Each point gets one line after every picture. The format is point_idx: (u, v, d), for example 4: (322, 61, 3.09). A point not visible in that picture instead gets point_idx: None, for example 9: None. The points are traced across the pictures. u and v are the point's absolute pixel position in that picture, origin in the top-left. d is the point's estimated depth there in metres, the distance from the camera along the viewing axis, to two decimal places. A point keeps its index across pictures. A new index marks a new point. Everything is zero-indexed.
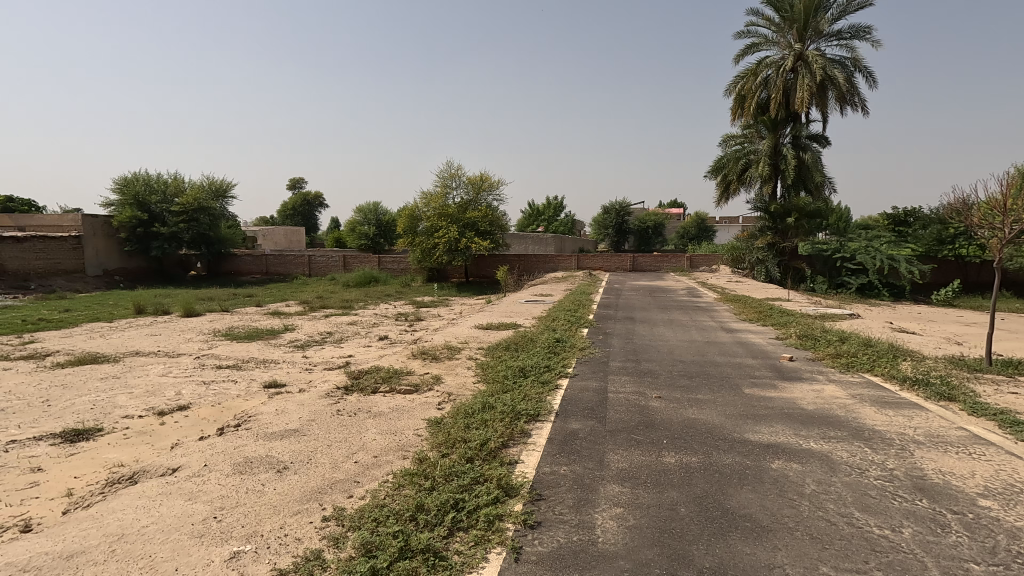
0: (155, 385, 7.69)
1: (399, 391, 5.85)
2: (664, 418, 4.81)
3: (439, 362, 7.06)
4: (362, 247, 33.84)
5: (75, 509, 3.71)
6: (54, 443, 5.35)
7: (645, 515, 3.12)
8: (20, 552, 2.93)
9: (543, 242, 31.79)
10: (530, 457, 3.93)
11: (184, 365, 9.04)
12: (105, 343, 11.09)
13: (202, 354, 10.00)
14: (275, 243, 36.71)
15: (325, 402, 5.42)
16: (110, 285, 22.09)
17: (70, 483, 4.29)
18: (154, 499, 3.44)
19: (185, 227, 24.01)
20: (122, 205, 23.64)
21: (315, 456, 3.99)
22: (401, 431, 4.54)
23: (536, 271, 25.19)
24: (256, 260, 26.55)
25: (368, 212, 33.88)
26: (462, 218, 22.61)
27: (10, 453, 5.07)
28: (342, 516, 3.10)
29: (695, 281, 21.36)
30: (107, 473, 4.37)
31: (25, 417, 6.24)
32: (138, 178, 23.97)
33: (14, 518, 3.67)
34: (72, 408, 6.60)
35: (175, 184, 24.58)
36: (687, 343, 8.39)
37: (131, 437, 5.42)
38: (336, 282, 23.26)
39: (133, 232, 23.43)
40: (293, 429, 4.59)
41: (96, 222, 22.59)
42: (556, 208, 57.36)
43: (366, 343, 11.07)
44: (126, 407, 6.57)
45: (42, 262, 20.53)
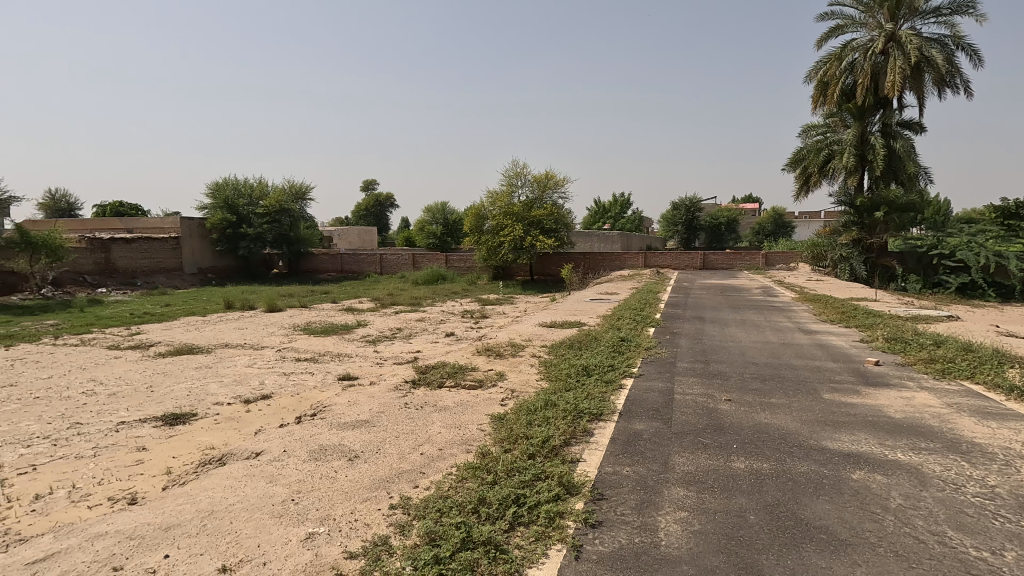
0: (241, 375, 8.30)
1: (464, 386, 5.98)
2: (734, 421, 4.63)
3: (503, 360, 7.14)
4: (431, 246, 34.76)
5: (173, 486, 4.10)
6: (156, 425, 5.91)
7: (711, 521, 3.01)
8: (128, 521, 3.27)
9: (610, 240, 31.29)
10: (592, 457, 3.90)
11: (267, 357, 9.69)
12: (199, 335, 12.12)
13: (283, 347, 10.67)
14: (350, 242, 38.56)
15: (394, 395, 5.62)
16: (204, 282, 24.08)
17: (168, 463, 4.71)
18: (240, 479, 3.71)
19: (268, 228, 25.64)
20: (214, 209, 25.62)
21: (384, 446, 4.16)
22: (465, 425, 4.65)
23: (602, 268, 24.91)
24: (331, 259, 27.83)
25: (436, 211, 34.69)
26: (528, 216, 22.64)
27: (120, 433, 5.66)
28: (408, 506, 3.21)
29: (770, 279, 20.31)
30: (199, 455, 4.77)
31: (132, 401, 6.95)
32: (228, 183, 25.89)
33: (122, 493, 4.10)
34: (171, 394, 7.27)
35: (260, 188, 26.40)
36: (761, 344, 8.01)
37: (220, 422, 5.89)
38: (405, 280, 24.09)
39: (223, 233, 25.34)
40: (364, 419, 4.80)
41: (192, 224, 24.58)
42: (624, 205, 56.29)
43: (433, 339, 11.38)
44: (217, 395, 7.13)
45: (147, 261, 22.59)
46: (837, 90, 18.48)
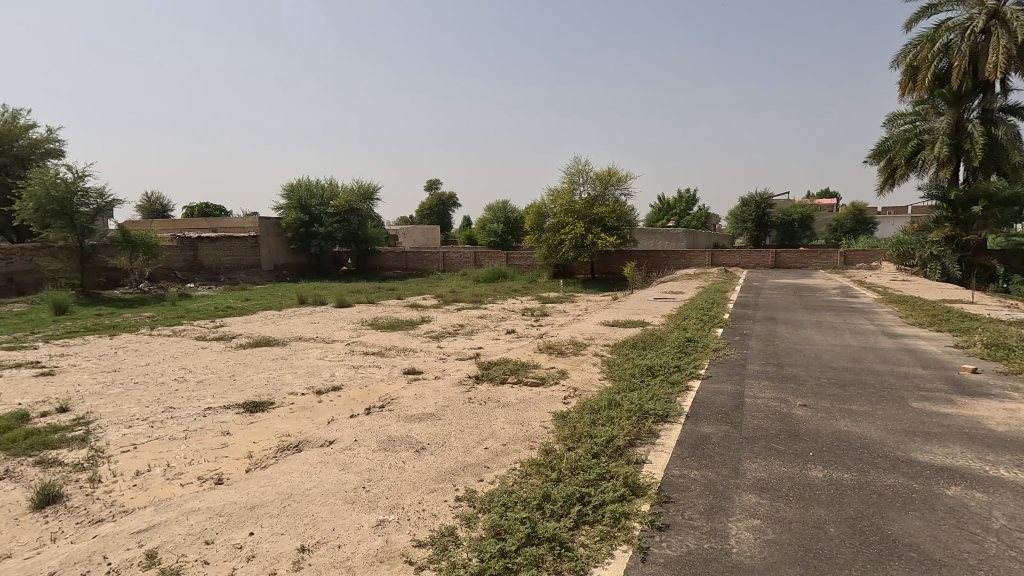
0: (314, 367, 8.73)
1: (526, 383, 6.01)
2: (810, 428, 4.39)
3: (566, 358, 7.12)
4: (492, 244, 35.12)
5: (254, 469, 4.38)
6: (239, 411, 6.33)
7: (787, 531, 2.87)
8: (217, 499, 3.52)
9: (675, 237, 30.45)
10: (658, 458, 3.82)
11: (337, 350, 10.14)
12: (276, 328, 12.86)
13: (352, 341, 11.13)
14: (414, 240, 39.62)
15: (458, 390, 5.74)
16: (279, 278, 25.50)
17: (249, 447, 5.04)
18: (315, 465, 3.90)
19: (338, 227, 26.78)
20: (289, 209, 27.04)
21: (449, 440, 4.25)
22: (528, 422, 4.68)
23: (666, 267, 24.32)
24: (397, 257, 28.70)
25: (498, 210, 35.02)
26: (589, 213, 22.41)
27: (207, 418, 6.10)
28: (473, 499, 3.27)
29: (849, 279, 19.07)
30: (277, 441, 5.06)
31: (217, 388, 7.47)
32: (302, 185, 27.24)
33: (209, 473, 4.43)
34: (251, 383, 7.76)
35: (330, 188, 27.60)
36: (840, 347, 7.55)
37: (296, 411, 6.22)
38: (467, 278, 24.48)
39: (297, 232, 26.71)
40: (430, 412, 4.93)
41: (270, 224, 26.07)
42: (689, 201, 54.59)
43: (494, 336, 11.50)
44: (292, 385, 7.54)
45: (229, 259, 24.21)
46: (928, 75, 17.10)
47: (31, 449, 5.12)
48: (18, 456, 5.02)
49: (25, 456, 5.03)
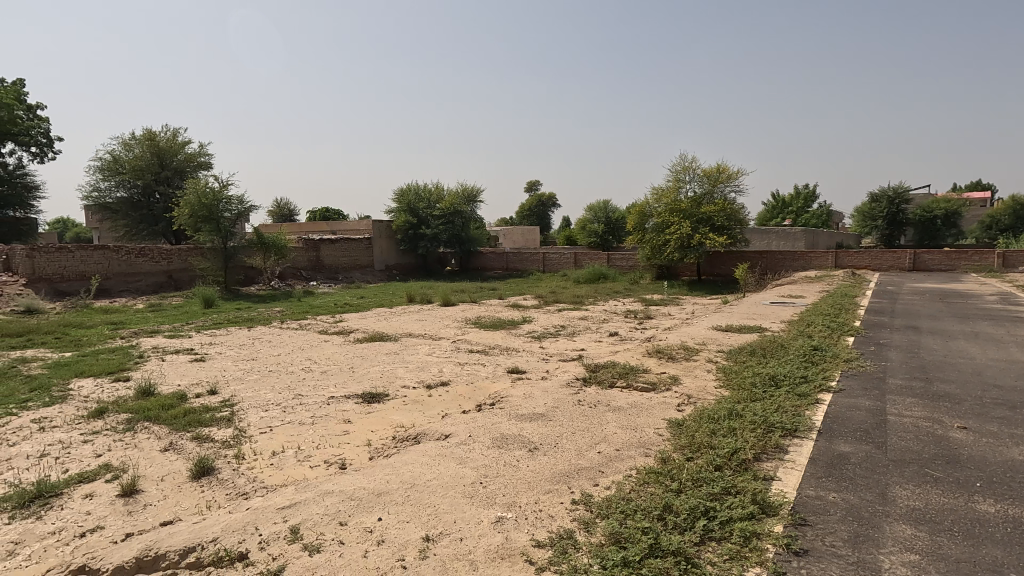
0: (423, 362, 9.14)
1: (636, 387, 5.84)
2: (974, 455, 3.83)
3: (677, 363, 6.83)
4: (592, 245, 34.72)
5: (373, 457, 4.66)
6: (358, 401, 6.77)
7: (955, 572, 2.51)
8: (347, 482, 3.76)
9: (791, 237, 28.20)
10: (789, 476, 3.53)
11: (444, 347, 10.55)
12: (388, 324, 13.66)
13: (458, 339, 11.52)
14: (514, 241, 40.24)
15: (566, 391, 5.72)
16: (389, 277, 27.08)
17: (368, 435, 5.37)
18: (434, 458, 4.06)
19: (443, 228, 27.89)
20: (399, 212, 28.62)
21: (561, 441, 4.23)
22: (641, 428, 4.53)
23: (782, 268, 22.60)
24: (498, 258, 29.29)
25: (598, 210, 34.63)
26: (696, 212, 21.42)
27: (331, 406, 6.59)
28: (590, 503, 3.22)
29: (1010, 284, 16.52)
30: (393, 432, 5.35)
31: (339, 379, 8.06)
32: (410, 189, 28.72)
33: (334, 458, 4.78)
34: (368, 375, 8.28)
35: (437, 192, 28.82)
36: (1005, 363, 6.53)
37: (409, 404, 6.54)
38: (567, 278, 24.42)
39: (406, 234, 28.22)
40: (540, 412, 4.95)
41: (382, 226, 27.77)
42: (808, 198, 50.35)
43: (597, 338, 11.35)
44: (404, 379, 7.95)
45: (346, 259, 26.11)
46: None
47: (189, 426, 5.84)
48: (178, 431, 5.74)
49: (184, 431, 5.73)
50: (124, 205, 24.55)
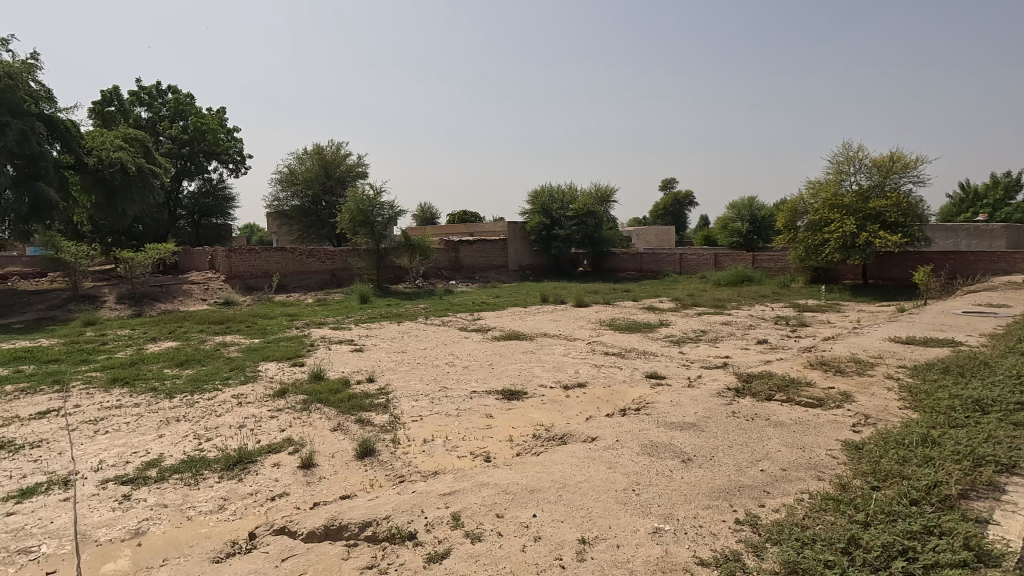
0: (560, 362, 9.18)
1: (799, 403, 5.30)
2: None
3: (847, 378, 6.08)
4: (735, 245, 32.42)
5: (517, 454, 4.76)
6: (499, 397, 6.99)
7: None
8: (500, 476, 3.89)
9: (988, 235, 23.78)
10: (1012, 521, 2.95)
11: (580, 348, 10.51)
12: (524, 324, 13.97)
13: (593, 340, 11.41)
14: (648, 242, 38.97)
15: (718, 402, 5.37)
16: (522, 278, 27.74)
17: (510, 431, 5.51)
18: (583, 460, 4.04)
19: (576, 229, 27.89)
20: (533, 214, 29.18)
21: (717, 455, 3.98)
22: (811, 447, 4.10)
23: (975, 272, 19.16)
24: (631, 258, 28.56)
25: (742, 207, 32.26)
26: (863, 208, 18.98)
27: (474, 400, 6.89)
28: (757, 525, 2.98)
29: None
30: (534, 430, 5.43)
31: (480, 375, 8.40)
32: (545, 191, 29.15)
33: (480, 450, 4.97)
34: (507, 372, 8.53)
35: (570, 193, 28.92)
36: None
37: (547, 403, 6.60)
38: (706, 281, 23.07)
39: (539, 235, 28.69)
40: (691, 422, 4.69)
41: (516, 228, 28.53)
42: (1010, 188, 42.13)
43: (744, 345, 10.53)
44: (542, 378, 8.05)
45: (482, 260, 27.25)
46: None
47: (353, 410, 6.46)
48: (344, 414, 6.37)
49: (349, 414, 6.35)
50: (297, 212, 28.01)
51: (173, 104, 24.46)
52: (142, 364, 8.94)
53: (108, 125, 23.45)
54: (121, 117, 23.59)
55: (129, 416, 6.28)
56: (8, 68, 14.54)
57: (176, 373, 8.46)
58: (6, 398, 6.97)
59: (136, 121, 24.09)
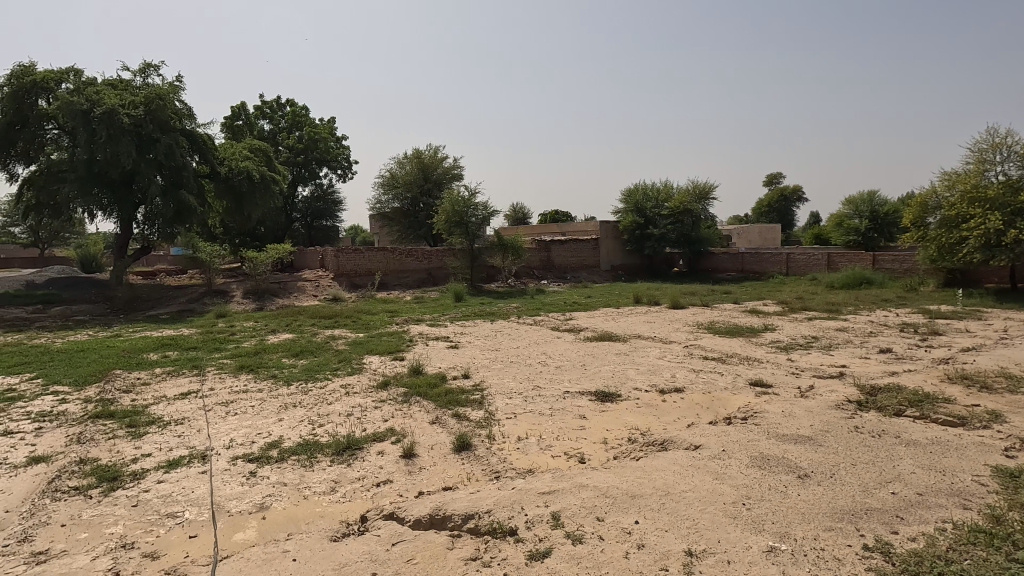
0: (655, 365, 8.90)
1: (935, 421, 4.73)
2: None
3: (996, 396, 5.33)
4: (850, 244, 29.70)
5: (613, 457, 4.67)
6: (592, 398, 6.91)
7: None
8: (599, 479, 3.83)
9: None
10: None
11: (676, 351, 10.12)
12: (616, 325, 13.71)
13: (691, 343, 10.94)
14: (750, 241, 36.75)
15: (837, 415, 4.93)
16: (614, 278, 27.26)
17: (605, 433, 5.42)
18: (687, 468, 3.88)
19: (672, 228, 26.94)
20: (627, 212, 28.58)
21: (840, 473, 3.65)
22: (953, 472, 3.64)
23: None
24: (731, 258, 27.08)
25: (860, 203, 29.49)
26: (1012, 201, 16.56)
27: (567, 400, 6.86)
28: (891, 553, 2.71)
29: None
30: (629, 434, 5.30)
31: (572, 375, 8.36)
32: (639, 189, 28.46)
33: (574, 451, 4.94)
34: (600, 373, 8.42)
35: (666, 191, 28.00)
36: None
37: (643, 407, 6.42)
38: (818, 283, 21.32)
39: (632, 234, 28.05)
40: (806, 435, 4.35)
41: (609, 227, 28.11)
42: None
43: (863, 353, 9.60)
44: (636, 381, 7.85)
45: (574, 259, 27.12)
46: None
47: (450, 404, 6.68)
48: (442, 407, 6.60)
49: (446, 408, 6.57)
50: (398, 214, 29.49)
51: (291, 116, 26.72)
52: (263, 354, 9.85)
53: (237, 138, 26.09)
54: (248, 130, 26.15)
55: (254, 400, 6.93)
56: (159, 91, 16.64)
57: (293, 362, 9.23)
58: (156, 379, 7.97)
59: (259, 133, 26.60)
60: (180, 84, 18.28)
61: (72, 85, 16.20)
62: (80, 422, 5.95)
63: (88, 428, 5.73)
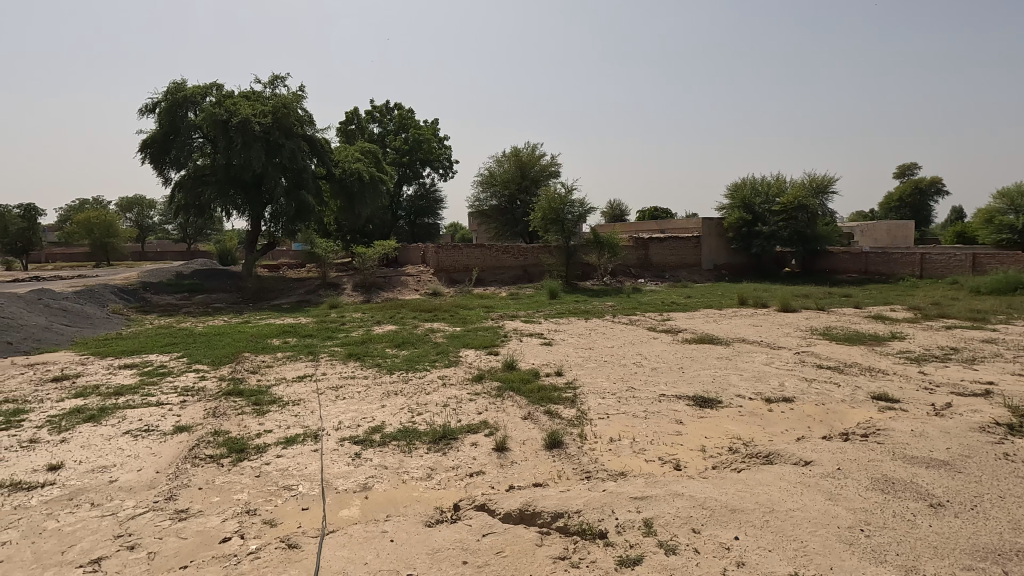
0: (761, 372, 8.32)
1: None
2: None
3: None
4: (1002, 243, 25.88)
5: (710, 466, 4.44)
6: (689, 403, 6.63)
7: None
8: (696, 489, 3.64)
9: None
10: None
11: (786, 358, 9.41)
12: (718, 327, 13.02)
13: (803, 350, 10.12)
14: (876, 239, 33.23)
15: (981, 438, 4.31)
16: (717, 277, 25.94)
17: (703, 440, 5.17)
18: (795, 485, 3.59)
19: (784, 225, 25.04)
20: (733, 208, 27.07)
21: (984, 506, 3.19)
22: None
23: None
24: (852, 258, 24.67)
25: (1016, 195, 25.60)
26: None
27: (663, 403, 6.64)
28: None
29: None
30: (730, 443, 5.02)
31: (669, 377, 8.07)
32: (746, 183, 26.82)
33: (669, 456, 4.77)
34: (699, 377, 8.05)
35: (777, 185, 26.13)
36: None
37: (746, 415, 6.04)
38: (958, 287, 18.82)
39: (739, 232, 26.51)
40: (941, 459, 3.85)
41: (712, 224, 26.79)
42: None
43: (1017, 369, 8.31)
44: (739, 387, 7.40)
45: (673, 258, 26.13)
46: None
47: (542, 400, 6.71)
48: (534, 404, 6.64)
49: (539, 405, 6.60)
50: (496, 211, 30.11)
51: (399, 119, 28.19)
52: (370, 344, 10.50)
53: (350, 141, 28.02)
54: (359, 134, 27.96)
55: (360, 386, 7.43)
56: (284, 100, 18.30)
57: (396, 353, 9.75)
58: (278, 362, 8.78)
59: (370, 136, 28.35)
60: (302, 93, 19.98)
61: (215, 98, 18.28)
62: (216, 398, 6.71)
63: (223, 403, 6.45)
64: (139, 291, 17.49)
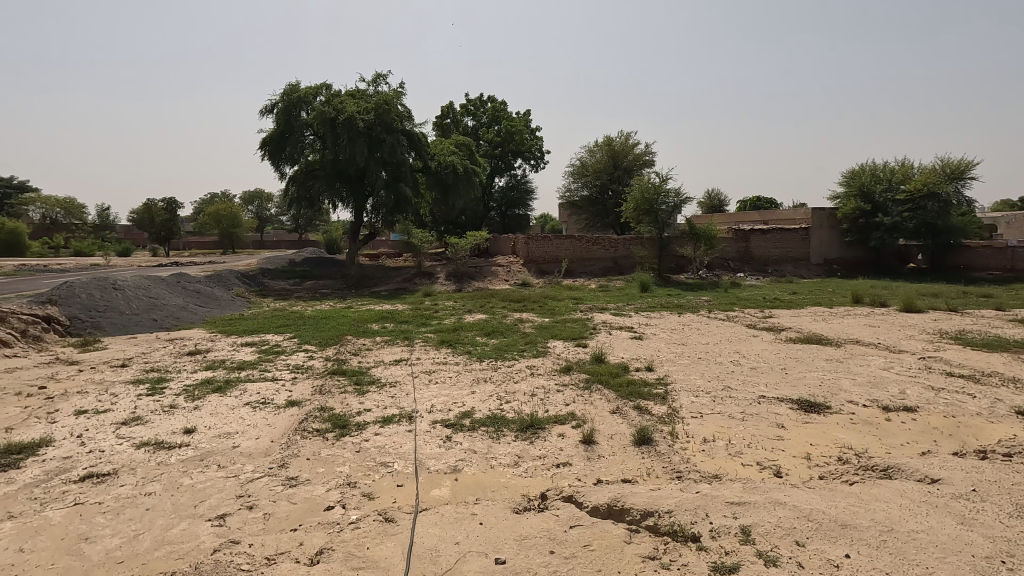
0: (878, 377, 7.56)
1: None
2: None
3: None
4: None
5: (816, 476, 4.11)
6: (793, 407, 6.18)
7: None
8: (801, 499, 3.39)
9: None
10: None
11: (908, 363, 8.47)
12: (827, 326, 12.01)
13: (929, 355, 9.07)
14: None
15: None
16: (828, 272, 23.96)
17: (808, 448, 4.79)
18: (920, 505, 3.23)
19: (909, 216, 22.50)
20: (848, 197, 24.79)
21: None
22: None
23: None
24: (995, 253, 21.67)
25: None
26: None
27: (762, 405, 6.25)
28: None
29: None
30: (839, 452, 4.62)
31: (769, 378, 7.58)
32: (866, 169, 24.38)
33: (769, 462, 4.47)
34: (804, 380, 7.48)
35: (903, 171, 23.47)
36: None
37: (858, 424, 5.53)
38: None
39: (854, 223, 24.34)
40: None
41: (824, 215, 24.73)
42: None
43: None
44: (851, 393, 6.78)
45: (778, 251, 24.42)
46: None
47: (631, 395, 6.57)
48: (623, 398, 6.52)
49: (628, 399, 6.46)
50: (587, 202, 29.75)
51: (492, 111, 28.55)
52: (462, 331, 10.82)
53: (445, 135, 28.88)
54: (454, 128, 28.73)
55: (452, 371, 7.69)
56: (386, 97, 19.24)
57: (486, 341, 9.97)
58: (376, 346, 9.30)
59: (464, 129, 29.02)
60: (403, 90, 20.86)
61: (325, 97, 19.60)
62: (322, 376, 7.26)
63: (327, 382, 6.95)
64: (259, 276, 19.23)
